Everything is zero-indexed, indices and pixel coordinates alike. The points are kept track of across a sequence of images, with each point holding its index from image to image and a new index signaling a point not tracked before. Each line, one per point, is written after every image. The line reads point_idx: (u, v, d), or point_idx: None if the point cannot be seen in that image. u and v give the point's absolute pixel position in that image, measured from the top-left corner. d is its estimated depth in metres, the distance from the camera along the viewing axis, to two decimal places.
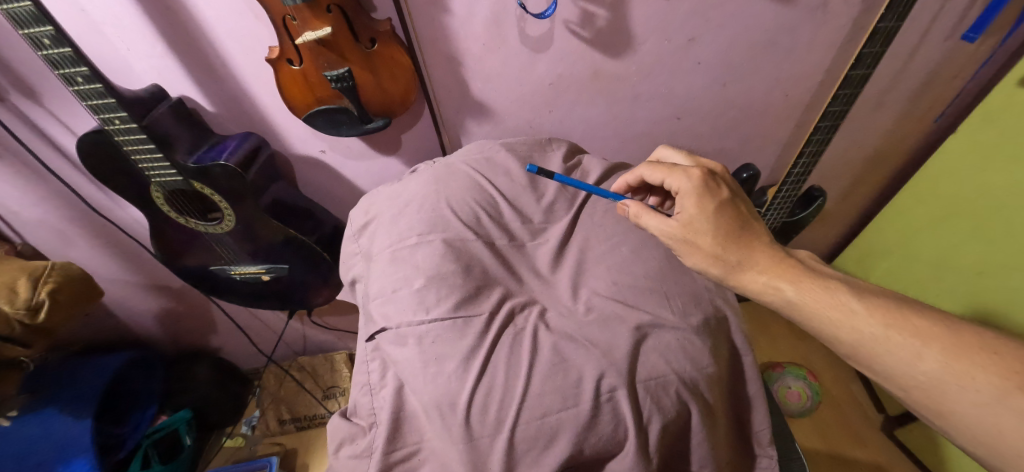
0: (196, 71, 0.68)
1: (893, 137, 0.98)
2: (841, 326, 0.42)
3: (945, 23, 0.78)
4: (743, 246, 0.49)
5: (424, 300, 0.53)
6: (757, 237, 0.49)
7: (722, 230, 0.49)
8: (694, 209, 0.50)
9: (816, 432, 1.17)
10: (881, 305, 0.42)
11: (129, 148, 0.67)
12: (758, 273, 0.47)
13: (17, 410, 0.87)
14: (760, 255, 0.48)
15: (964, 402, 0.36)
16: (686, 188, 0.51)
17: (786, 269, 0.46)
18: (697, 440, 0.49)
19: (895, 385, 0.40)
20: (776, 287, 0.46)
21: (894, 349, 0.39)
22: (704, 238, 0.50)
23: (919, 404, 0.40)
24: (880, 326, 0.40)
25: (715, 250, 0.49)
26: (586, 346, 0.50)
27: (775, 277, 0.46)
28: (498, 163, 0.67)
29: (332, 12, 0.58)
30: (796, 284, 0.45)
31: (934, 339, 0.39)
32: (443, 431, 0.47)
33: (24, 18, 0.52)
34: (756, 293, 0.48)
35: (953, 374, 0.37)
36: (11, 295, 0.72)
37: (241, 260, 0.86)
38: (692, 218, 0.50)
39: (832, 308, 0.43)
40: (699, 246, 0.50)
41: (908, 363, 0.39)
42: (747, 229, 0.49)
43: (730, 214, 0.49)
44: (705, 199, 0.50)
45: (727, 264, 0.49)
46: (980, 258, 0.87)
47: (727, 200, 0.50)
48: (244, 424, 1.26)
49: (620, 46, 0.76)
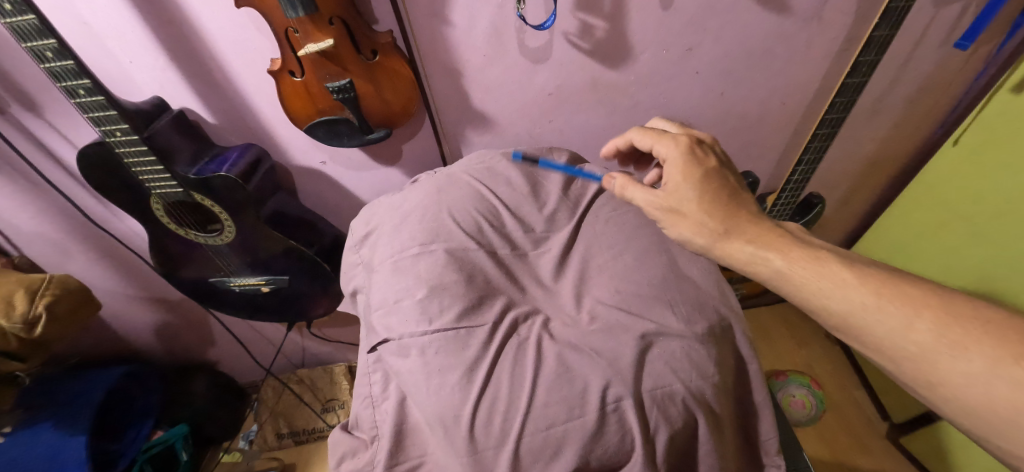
0: (198, 83, 0.68)
1: (890, 143, 0.99)
2: (829, 297, 0.41)
3: (937, 32, 0.79)
4: (729, 214, 0.49)
5: (427, 311, 0.52)
6: (743, 207, 0.49)
7: (707, 197, 0.50)
8: (678, 176, 0.51)
9: (821, 441, 1.16)
10: (874, 276, 0.40)
11: (131, 160, 0.66)
12: (746, 242, 0.47)
13: (12, 425, 0.86)
14: (747, 224, 0.48)
15: (954, 372, 0.35)
16: (672, 156, 0.53)
17: (774, 240, 0.46)
18: (704, 450, 0.48)
19: (884, 357, 0.39)
20: (764, 258, 0.45)
21: (885, 319, 0.38)
22: (689, 205, 0.50)
23: (909, 378, 0.38)
24: (872, 296, 0.39)
25: (701, 218, 0.49)
26: (591, 355, 0.50)
27: (763, 246, 0.46)
28: (500, 173, 0.68)
29: (334, 24, 0.58)
30: (784, 253, 0.44)
31: (927, 309, 0.37)
32: (446, 444, 0.46)
33: (27, 31, 0.52)
34: (743, 264, 0.47)
35: (945, 344, 0.35)
36: (9, 309, 0.71)
37: (240, 272, 0.86)
38: (676, 185, 0.51)
39: (820, 278, 0.42)
40: (684, 215, 0.50)
41: (899, 333, 0.37)
42: (734, 199, 0.50)
43: (715, 182, 0.51)
44: (689, 167, 0.51)
45: (713, 231, 0.48)
46: (977, 261, 0.86)
47: (711, 168, 0.52)
48: (241, 439, 1.24)
49: (619, 57, 0.77)
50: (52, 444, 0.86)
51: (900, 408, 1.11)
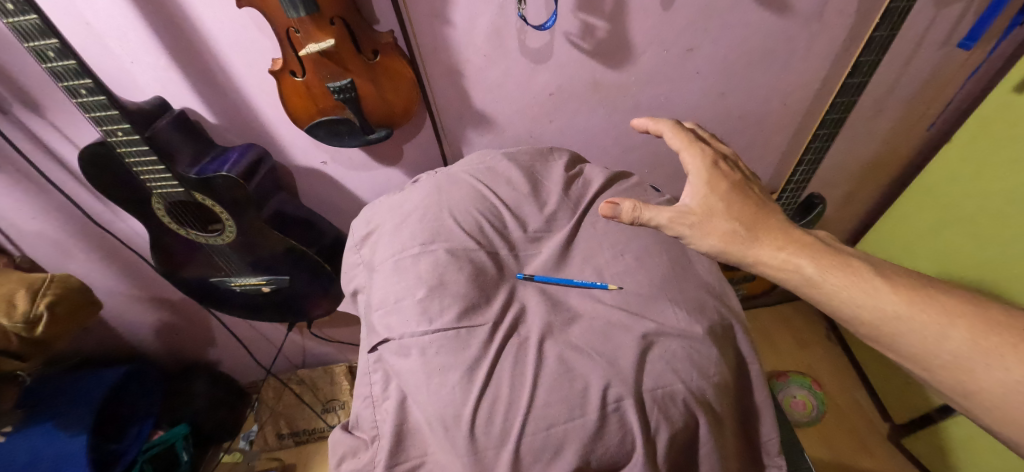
0: (199, 83, 0.68)
1: (891, 144, 0.99)
2: (863, 305, 0.43)
3: (938, 33, 0.79)
4: (758, 225, 0.48)
5: (427, 311, 0.52)
6: (770, 216, 0.49)
7: (735, 208, 0.49)
8: (705, 186, 0.51)
9: (822, 442, 1.15)
10: (904, 284, 0.43)
11: (132, 160, 0.66)
12: (777, 251, 0.46)
13: (14, 424, 0.86)
14: (776, 234, 0.48)
15: (989, 379, 0.39)
16: (697, 166, 0.52)
17: (805, 247, 0.46)
18: (705, 450, 0.48)
19: (917, 364, 0.42)
20: (795, 264, 0.46)
21: (921, 327, 0.41)
22: (718, 215, 0.49)
23: (941, 383, 0.42)
24: (906, 305, 0.42)
25: (731, 228, 0.48)
26: (591, 355, 0.50)
27: (794, 254, 0.46)
28: (500, 173, 0.68)
29: (335, 25, 0.58)
30: (815, 261, 0.45)
31: (958, 318, 0.41)
32: (446, 444, 0.46)
33: (29, 31, 0.52)
34: (772, 272, 0.47)
35: (979, 352, 0.39)
36: (10, 308, 0.71)
37: (241, 272, 0.86)
38: (703, 195, 0.50)
39: (855, 287, 0.43)
40: (714, 224, 0.49)
41: (935, 342, 0.41)
42: (762, 211, 0.50)
43: (741, 194, 0.50)
44: (715, 178, 0.51)
45: (742, 240, 0.48)
46: (980, 261, 0.86)
47: (736, 182, 0.52)
48: (241, 439, 1.24)
49: (620, 57, 0.77)
50: (53, 443, 0.86)
51: (902, 410, 1.11)
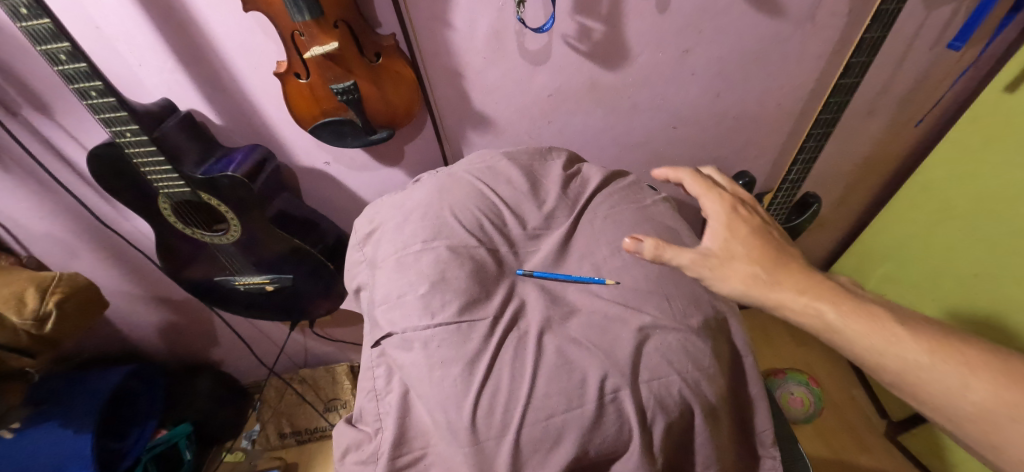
0: (206, 86, 0.70)
1: (884, 143, 1.01)
2: (886, 354, 0.44)
3: (928, 34, 0.80)
4: (779, 267, 0.50)
5: (429, 305, 0.53)
6: (790, 259, 0.51)
7: (756, 250, 0.51)
8: (725, 230, 0.54)
9: (819, 438, 1.17)
10: (927, 334, 0.44)
11: (139, 160, 0.68)
12: (797, 294, 0.48)
13: (21, 421, 0.88)
14: (796, 277, 0.49)
15: (1014, 432, 0.40)
16: (716, 212, 0.56)
17: (824, 291, 0.47)
18: (700, 440, 0.50)
19: (943, 415, 0.43)
20: (816, 309, 0.47)
21: (943, 378, 0.43)
22: (738, 256, 0.51)
23: (967, 435, 0.43)
24: (926, 354, 0.43)
25: (751, 268, 0.50)
26: (589, 348, 0.51)
27: (815, 298, 0.47)
28: (500, 172, 0.69)
29: (339, 28, 0.60)
30: (835, 306, 0.46)
31: (983, 370, 0.42)
32: (448, 435, 0.47)
33: (42, 35, 0.53)
34: (795, 315, 0.48)
35: (1004, 405, 0.41)
36: (20, 305, 0.72)
37: (245, 271, 0.87)
38: (723, 238, 0.53)
39: (876, 334, 0.44)
40: (734, 264, 0.51)
41: (959, 393, 0.42)
42: (782, 253, 0.51)
43: (760, 237, 0.53)
44: (734, 223, 0.54)
45: (764, 282, 0.49)
46: (974, 263, 0.88)
47: (756, 226, 0.54)
48: (245, 438, 1.26)
49: (616, 59, 0.79)
50: (60, 442, 0.87)
51: (899, 406, 1.12)
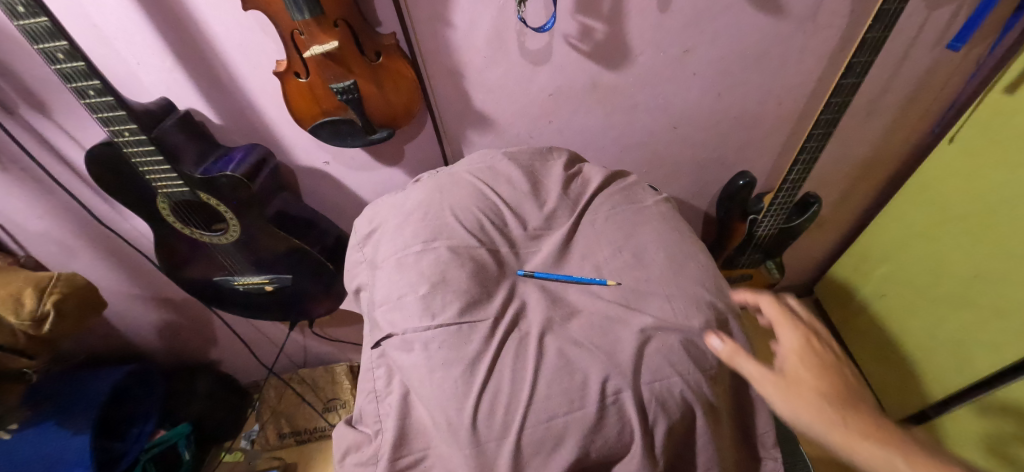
0: (205, 85, 0.69)
1: (884, 143, 1.01)
2: None
3: (930, 35, 0.80)
4: (852, 409, 0.46)
5: (430, 306, 0.53)
6: (865, 406, 0.46)
7: (829, 388, 0.47)
8: (798, 361, 0.50)
9: None
10: None
11: (138, 160, 0.67)
12: (867, 441, 0.43)
13: (19, 422, 0.87)
14: (868, 423, 0.44)
15: None
16: (791, 339, 0.52)
17: (891, 440, 0.43)
18: (702, 442, 0.49)
19: None
20: (887, 462, 0.42)
21: None
22: (809, 389, 0.47)
23: None
24: None
25: (823, 405, 0.46)
26: (591, 349, 0.51)
27: (884, 449, 0.42)
28: (500, 172, 0.69)
29: (339, 27, 0.59)
30: (909, 461, 0.41)
31: None
32: (449, 437, 0.47)
33: (40, 33, 0.53)
34: (861, 464, 0.43)
35: None
36: (17, 306, 0.72)
37: (244, 271, 0.87)
38: (795, 367, 0.49)
39: None
40: (804, 397, 0.46)
41: None
42: (855, 397, 0.47)
43: (835, 376, 0.48)
44: (808, 354, 0.50)
45: (835, 422, 0.44)
46: (971, 267, 0.89)
47: (834, 363, 0.50)
48: (243, 438, 1.26)
49: (617, 59, 0.78)
50: (58, 443, 0.86)
51: (897, 404, 1.13)
